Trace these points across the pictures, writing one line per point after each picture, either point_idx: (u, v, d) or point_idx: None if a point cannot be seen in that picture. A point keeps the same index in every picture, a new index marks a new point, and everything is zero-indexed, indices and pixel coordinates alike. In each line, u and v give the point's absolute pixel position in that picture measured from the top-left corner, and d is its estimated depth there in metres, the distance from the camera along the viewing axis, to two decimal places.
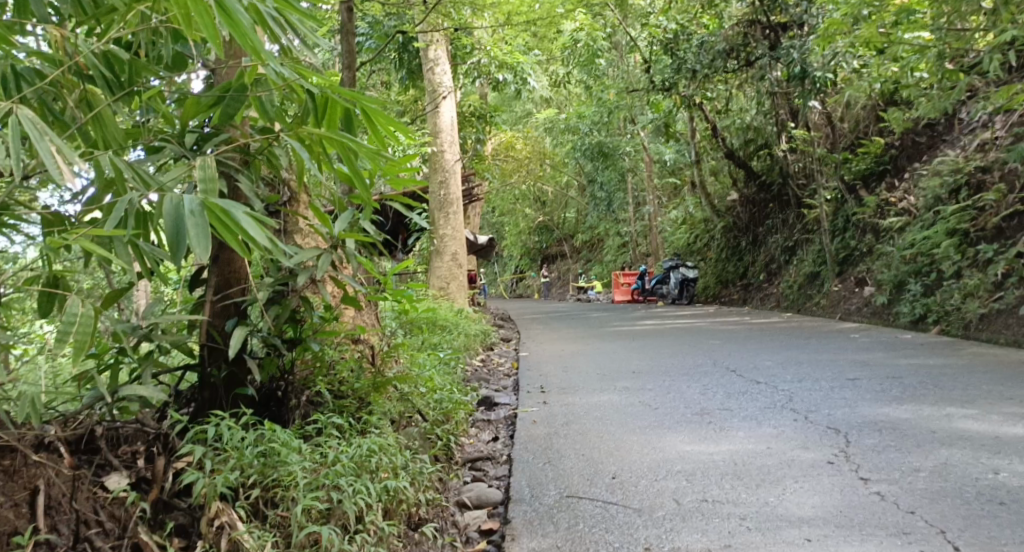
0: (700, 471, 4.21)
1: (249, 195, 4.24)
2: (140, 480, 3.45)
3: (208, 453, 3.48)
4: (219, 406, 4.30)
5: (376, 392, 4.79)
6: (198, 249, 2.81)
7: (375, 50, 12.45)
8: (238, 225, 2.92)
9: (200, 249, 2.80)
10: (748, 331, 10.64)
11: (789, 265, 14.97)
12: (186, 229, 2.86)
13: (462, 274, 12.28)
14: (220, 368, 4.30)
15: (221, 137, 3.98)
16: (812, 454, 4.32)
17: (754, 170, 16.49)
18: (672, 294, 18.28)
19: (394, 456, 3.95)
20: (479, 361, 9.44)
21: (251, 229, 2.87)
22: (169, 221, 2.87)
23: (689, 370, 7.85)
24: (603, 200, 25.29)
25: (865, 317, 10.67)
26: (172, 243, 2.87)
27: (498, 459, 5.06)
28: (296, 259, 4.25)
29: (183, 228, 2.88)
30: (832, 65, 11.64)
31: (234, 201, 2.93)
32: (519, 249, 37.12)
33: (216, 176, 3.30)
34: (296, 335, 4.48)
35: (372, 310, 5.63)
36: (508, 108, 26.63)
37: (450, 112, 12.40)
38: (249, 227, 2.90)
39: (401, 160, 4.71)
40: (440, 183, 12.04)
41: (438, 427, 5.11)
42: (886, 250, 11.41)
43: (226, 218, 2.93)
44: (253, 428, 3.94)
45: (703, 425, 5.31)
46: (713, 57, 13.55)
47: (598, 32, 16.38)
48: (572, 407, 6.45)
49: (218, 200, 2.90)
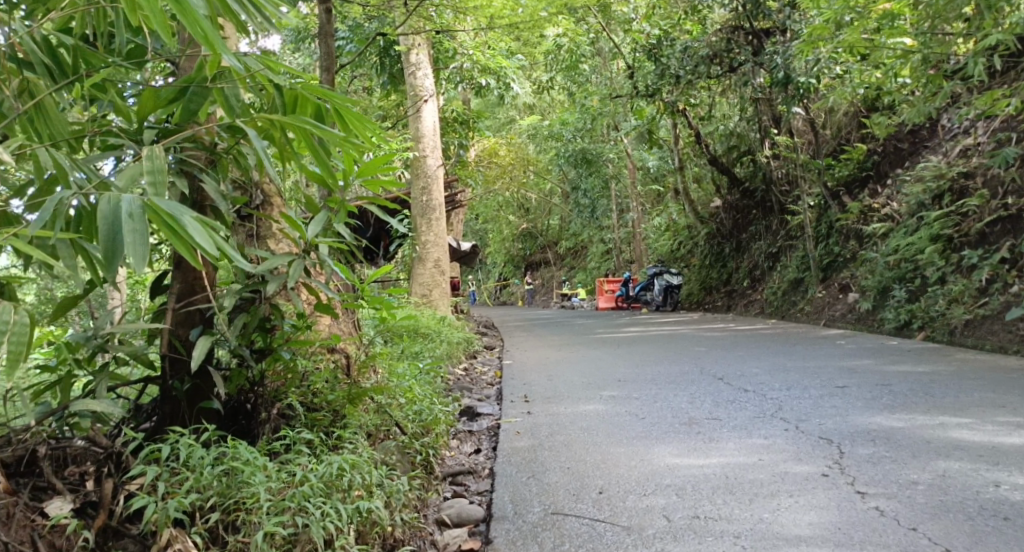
0: (691, 485, 4.02)
1: (214, 196, 4.02)
2: (86, 505, 3.26)
3: (162, 475, 3.27)
4: (182, 422, 4.08)
5: (352, 404, 4.56)
6: (136, 256, 2.63)
7: (355, 54, 12.25)
8: (184, 231, 2.74)
9: (137, 257, 2.62)
10: (733, 338, 10.48)
11: (773, 272, 14.85)
12: (122, 234, 2.67)
13: (445, 282, 12.08)
14: (183, 381, 4.07)
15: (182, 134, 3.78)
16: (805, 466, 4.13)
17: (737, 177, 16.39)
18: (656, 302, 18.14)
19: (367, 472, 3.73)
20: (461, 369, 9.24)
21: (196, 234, 2.69)
22: (102, 226, 2.68)
23: (675, 378, 7.68)
24: (587, 207, 25.16)
25: (850, 324, 10.53)
26: (106, 248, 2.68)
27: (479, 473, 4.85)
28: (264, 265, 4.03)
29: (119, 233, 2.69)
30: (815, 70, 11.54)
31: (179, 207, 2.75)
32: (502, 257, 36.94)
33: (165, 169, 3.25)
34: (266, 345, 4.26)
35: (350, 317, 5.43)
36: (491, 115, 26.47)
37: (431, 116, 12.17)
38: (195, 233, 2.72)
39: (378, 160, 4.50)
40: (422, 189, 11.83)
41: (417, 440, 4.89)
42: (870, 256, 11.30)
43: (172, 225, 2.75)
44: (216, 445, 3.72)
45: (691, 436, 5.13)
46: (696, 62, 13.43)
47: (580, 38, 16.24)
48: (556, 417, 6.26)
49: (161, 204, 2.73)
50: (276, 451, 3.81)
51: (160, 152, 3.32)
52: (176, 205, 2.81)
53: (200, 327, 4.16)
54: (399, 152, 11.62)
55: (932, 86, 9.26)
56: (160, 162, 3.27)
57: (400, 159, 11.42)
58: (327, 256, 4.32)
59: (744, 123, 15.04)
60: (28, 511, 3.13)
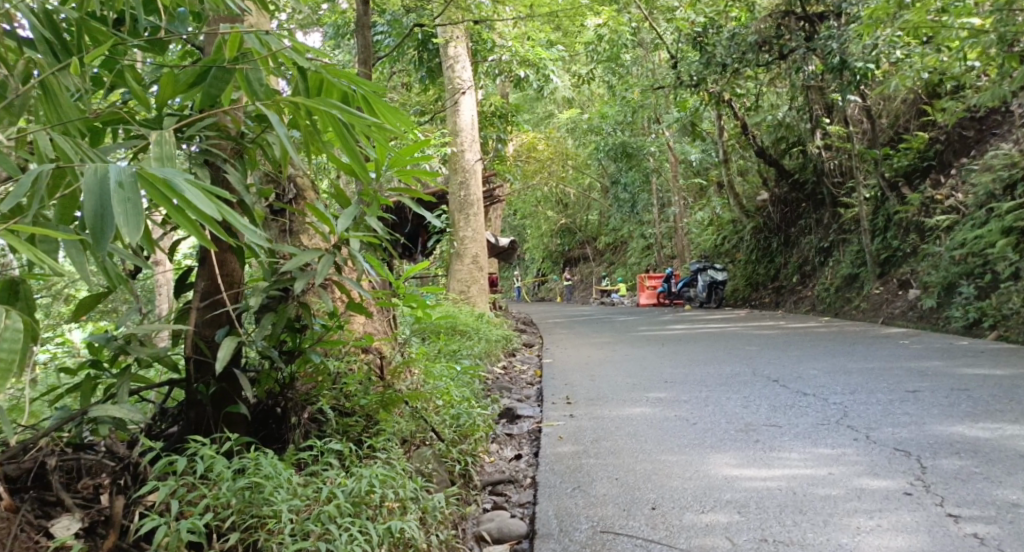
0: (754, 502, 3.68)
1: (238, 190, 3.71)
2: (96, 524, 3.01)
3: (176, 491, 3.01)
4: (207, 429, 3.78)
5: (385, 410, 4.27)
6: (129, 230, 2.36)
7: (394, 47, 12.00)
8: (182, 198, 2.46)
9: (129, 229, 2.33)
10: (786, 337, 10.09)
11: (824, 267, 14.38)
12: (112, 207, 2.40)
13: (484, 278, 11.75)
14: (208, 385, 3.77)
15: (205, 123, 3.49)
16: (884, 483, 3.77)
17: (786, 169, 15.91)
18: (701, 298, 17.72)
19: (401, 487, 3.44)
20: (501, 367, 8.94)
21: (192, 199, 2.43)
22: (90, 198, 2.39)
23: (726, 379, 7.34)
24: (628, 201, 24.73)
25: (911, 322, 10.11)
26: (93, 224, 2.38)
27: (521, 482, 4.53)
28: (290, 259, 3.71)
29: (108, 208, 2.40)
30: (873, 55, 11.05)
31: (176, 169, 2.48)
32: (540, 252, 36.58)
33: (174, 154, 2.95)
34: (296, 346, 3.97)
35: (385, 316, 5.16)
36: (530, 108, 26.12)
37: (469, 110, 11.86)
38: (191, 197, 2.45)
39: (410, 148, 4.18)
40: (460, 183, 11.51)
41: (455, 446, 4.60)
42: (932, 251, 10.83)
43: (168, 191, 2.46)
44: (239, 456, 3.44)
45: (750, 445, 4.80)
46: (744, 50, 12.97)
47: (622, 27, 15.86)
48: (602, 420, 5.95)
49: (156, 169, 2.45)
50: (306, 462, 3.54)
51: (169, 138, 3.03)
52: (171, 170, 2.52)
53: (226, 327, 3.86)
54: (437, 146, 11.31)
55: (1002, 69, 8.79)
56: (168, 148, 2.98)
57: (438, 152, 11.12)
58: (358, 252, 4.03)
59: (793, 114, 14.56)
60: (32, 531, 2.90)
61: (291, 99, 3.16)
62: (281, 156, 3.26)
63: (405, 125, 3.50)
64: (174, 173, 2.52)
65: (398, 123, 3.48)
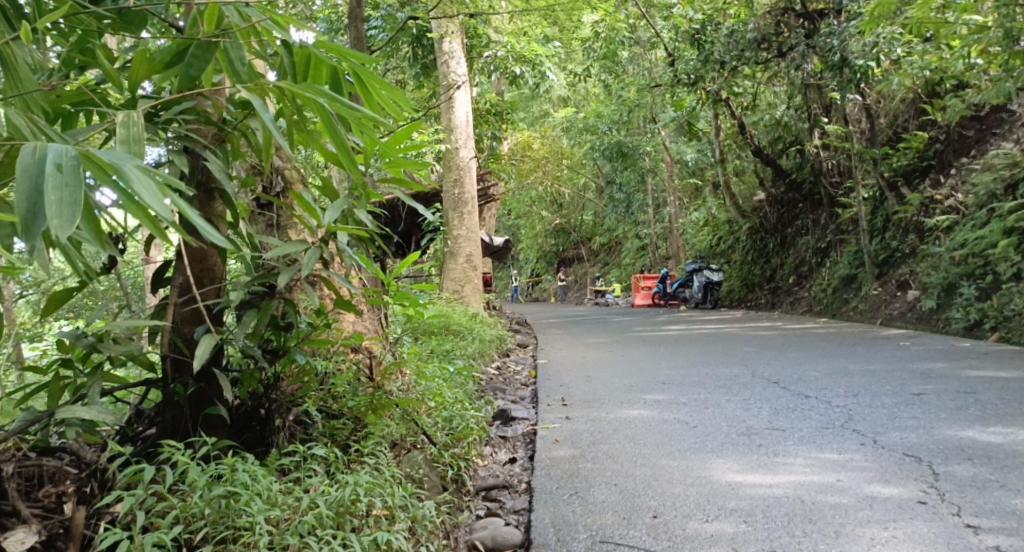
0: (760, 510, 3.52)
1: (220, 178, 3.50)
2: (53, 539, 2.84)
3: (144, 502, 2.82)
4: (185, 432, 3.55)
5: (375, 413, 4.05)
6: (62, 219, 2.18)
7: (388, 43, 11.82)
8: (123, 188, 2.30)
9: (61, 219, 2.16)
10: (784, 338, 9.95)
11: (822, 268, 14.25)
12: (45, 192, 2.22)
13: (478, 277, 11.51)
14: (187, 385, 3.55)
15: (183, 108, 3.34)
16: (895, 490, 3.61)
17: (783, 169, 15.79)
18: (696, 298, 17.59)
19: (389, 495, 3.25)
20: (495, 368, 8.77)
21: (140, 190, 2.26)
22: (23, 181, 2.22)
23: (725, 381, 7.18)
24: (623, 201, 24.57)
25: (913, 324, 9.92)
26: (25, 213, 2.21)
27: (516, 487, 4.35)
28: (275, 252, 3.51)
29: (42, 193, 2.23)
30: (873, 52, 10.90)
31: (121, 156, 2.32)
32: (534, 253, 36.42)
33: (141, 138, 2.74)
34: (281, 346, 3.77)
35: (375, 314, 4.97)
36: (525, 107, 25.95)
37: (464, 107, 11.68)
38: (140, 187, 2.28)
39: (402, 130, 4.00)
40: (454, 181, 11.36)
41: (447, 451, 4.41)
42: (931, 251, 10.72)
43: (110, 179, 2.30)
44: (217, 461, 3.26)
45: (754, 449, 4.63)
46: (743, 47, 12.83)
47: (618, 25, 15.72)
48: (599, 422, 5.77)
49: (99, 154, 2.29)
50: (287, 468, 3.34)
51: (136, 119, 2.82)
52: (117, 155, 2.36)
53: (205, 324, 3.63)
54: (431, 143, 11.14)
55: (1006, 67, 8.67)
56: (135, 130, 2.77)
57: (431, 149, 10.94)
58: (350, 248, 3.82)
59: (791, 113, 14.44)
60: None
61: (276, 83, 2.97)
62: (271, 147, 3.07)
63: (398, 101, 3.33)
64: (121, 159, 2.36)
65: (390, 97, 3.31)
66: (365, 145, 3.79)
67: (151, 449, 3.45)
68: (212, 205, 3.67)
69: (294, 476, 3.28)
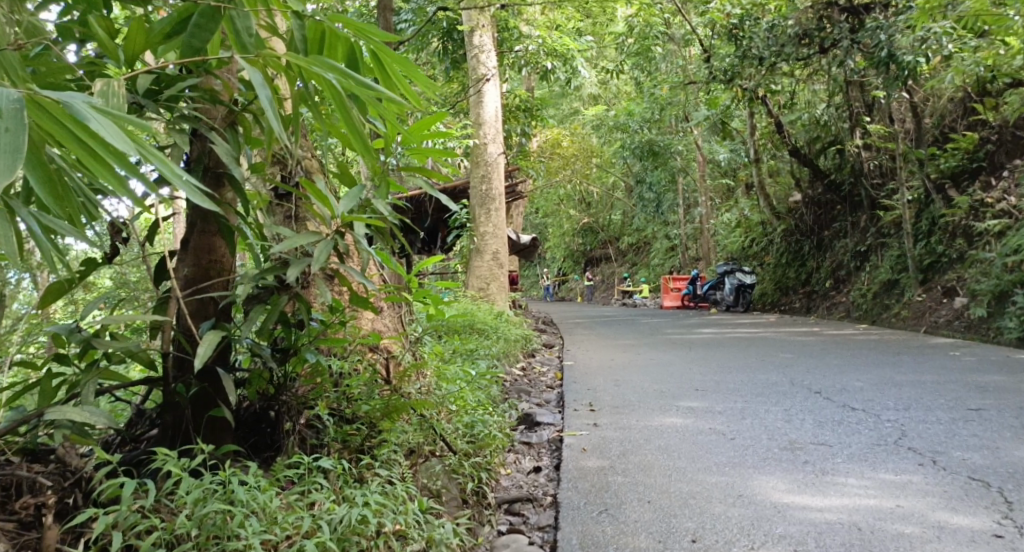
0: (813, 539, 3.30)
1: (229, 163, 3.04)
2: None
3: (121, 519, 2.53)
4: (185, 438, 3.11)
5: (390, 419, 3.71)
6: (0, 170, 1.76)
7: (418, 34, 11.54)
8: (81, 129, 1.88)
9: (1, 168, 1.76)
10: (824, 343, 9.60)
11: (860, 272, 13.85)
12: None
13: (504, 275, 11.18)
14: (189, 385, 3.11)
15: (188, 84, 2.96)
16: (967, 520, 3.46)
17: (821, 169, 15.36)
18: (728, 301, 17.20)
19: (403, 514, 2.99)
20: (520, 369, 8.47)
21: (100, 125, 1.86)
22: None
23: (763, 388, 6.84)
24: (653, 201, 24.21)
25: (959, 332, 9.70)
26: None
27: (541, 501, 4.02)
28: (282, 245, 3.09)
29: None
30: (922, 48, 10.48)
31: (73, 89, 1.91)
32: (561, 251, 36.03)
33: (122, 108, 2.45)
34: (292, 346, 3.38)
35: (394, 311, 4.70)
36: (554, 103, 25.61)
37: (494, 101, 11.35)
38: (99, 122, 1.87)
39: (426, 119, 3.64)
40: (482, 177, 11.04)
41: (467, 460, 4.09)
42: (981, 257, 10.32)
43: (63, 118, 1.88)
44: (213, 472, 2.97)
45: (800, 467, 4.35)
46: (783, 43, 12.43)
47: (653, 19, 15.35)
48: (630, 430, 5.44)
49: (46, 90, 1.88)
50: (291, 480, 3.05)
51: (119, 89, 2.53)
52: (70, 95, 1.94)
53: (212, 320, 3.20)
54: (458, 138, 10.82)
55: None
56: (117, 101, 2.48)
57: (459, 144, 10.62)
58: (361, 239, 3.42)
59: (831, 112, 14.03)
60: None
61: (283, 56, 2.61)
62: (273, 133, 2.66)
63: (420, 86, 3.02)
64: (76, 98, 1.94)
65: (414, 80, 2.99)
66: (385, 129, 3.45)
67: (145, 458, 3.04)
68: (221, 192, 3.24)
69: (297, 490, 2.98)
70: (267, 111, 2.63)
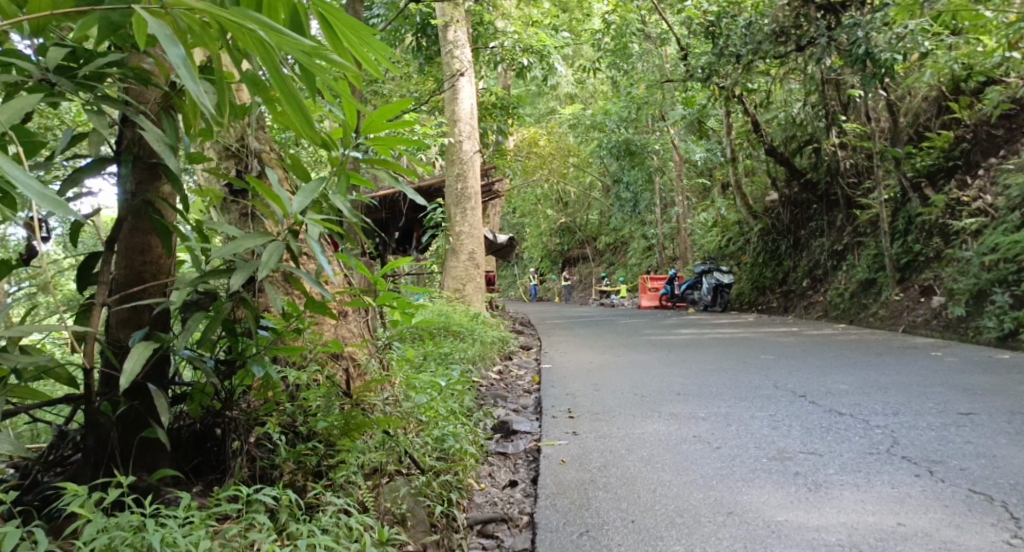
0: None
1: (159, 149, 2.67)
2: None
3: None
4: (109, 465, 2.82)
5: (350, 436, 3.40)
6: None
7: (391, 30, 11.21)
8: None
9: None
10: (804, 344, 9.39)
11: (837, 271, 13.67)
12: None
13: (480, 276, 10.86)
14: (116, 404, 2.80)
15: (108, 60, 2.59)
16: (975, 540, 3.23)
17: (798, 168, 15.18)
18: (705, 301, 17.02)
19: None
20: (495, 372, 8.20)
21: None
22: None
23: (744, 392, 6.60)
24: (629, 201, 23.96)
25: (937, 332, 9.54)
26: None
27: (516, 521, 3.74)
28: (223, 246, 2.77)
29: None
30: (899, 45, 10.31)
31: None
32: (539, 251, 35.75)
33: None
34: (237, 357, 3.07)
35: (359, 316, 4.42)
36: (531, 102, 25.34)
37: (468, 98, 11.02)
38: None
39: (391, 105, 3.24)
40: (457, 176, 10.73)
41: (436, 478, 3.78)
42: (958, 256, 10.17)
43: None
44: (141, 509, 2.68)
45: (791, 480, 4.09)
46: (760, 39, 12.20)
47: (630, 16, 15.10)
48: (609, 440, 5.16)
49: None
50: (231, 514, 2.75)
51: None
52: None
53: (145, 329, 2.89)
54: (431, 136, 10.51)
55: None
56: None
57: (432, 141, 10.33)
58: (315, 240, 3.04)
59: (807, 110, 13.87)
60: None
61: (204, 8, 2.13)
62: (191, 101, 2.22)
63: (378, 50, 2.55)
64: None
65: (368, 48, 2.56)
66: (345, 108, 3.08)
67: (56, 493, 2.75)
68: (157, 186, 2.96)
69: (235, 526, 2.67)
70: (185, 75, 2.19)
